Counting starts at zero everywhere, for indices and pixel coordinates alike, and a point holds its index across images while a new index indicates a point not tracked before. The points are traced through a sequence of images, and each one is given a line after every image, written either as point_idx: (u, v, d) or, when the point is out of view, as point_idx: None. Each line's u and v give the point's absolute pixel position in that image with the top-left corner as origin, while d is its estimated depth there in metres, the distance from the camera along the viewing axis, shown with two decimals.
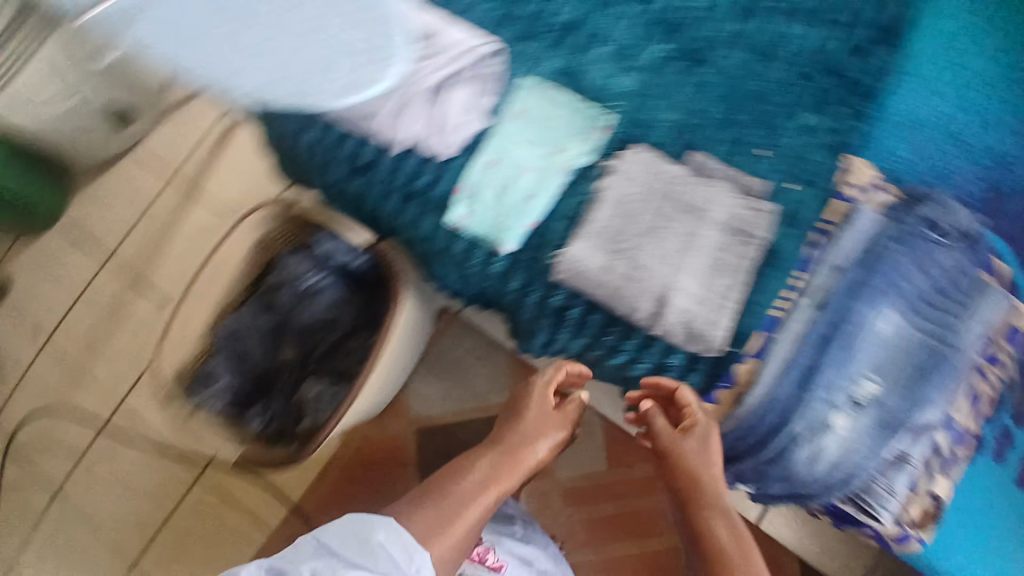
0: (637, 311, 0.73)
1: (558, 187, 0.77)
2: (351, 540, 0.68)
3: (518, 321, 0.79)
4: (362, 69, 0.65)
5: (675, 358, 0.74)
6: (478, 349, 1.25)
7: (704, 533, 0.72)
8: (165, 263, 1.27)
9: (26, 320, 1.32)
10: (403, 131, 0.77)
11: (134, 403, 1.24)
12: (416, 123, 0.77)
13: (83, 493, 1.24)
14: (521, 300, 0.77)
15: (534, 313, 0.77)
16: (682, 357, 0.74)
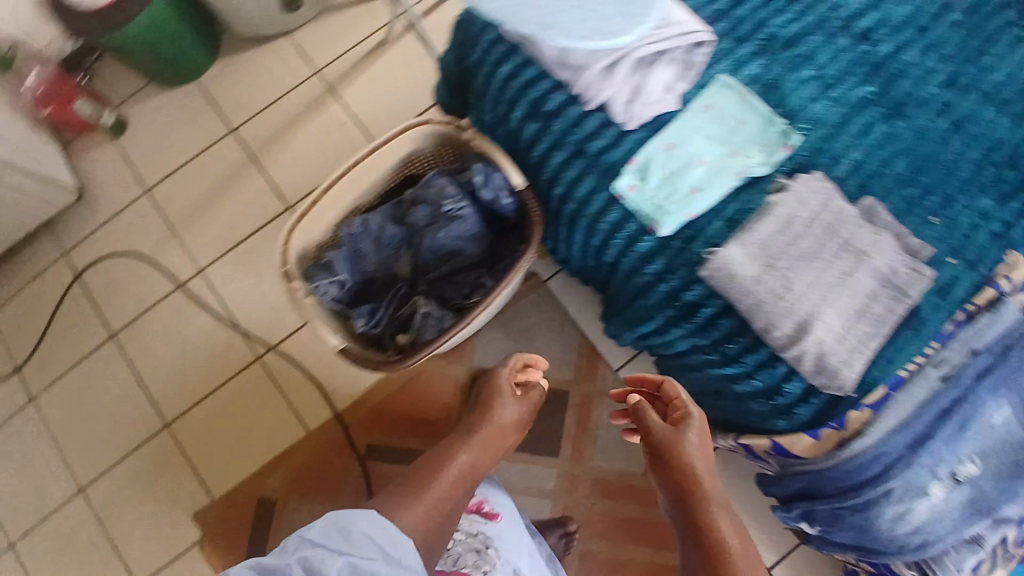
0: (777, 329, 0.72)
1: (728, 188, 0.77)
2: (337, 532, 0.66)
3: (643, 304, 0.81)
4: (616, 20, 0.75)
5: (792, 385, 0.73)
6: (551, 323, 1.25)
7: (703, 524, 0.71)
8: (286, 147, 1.30)
9: (134, 158, 1.33)
10: (602, 86, 0.75)
11: (219, 270, 1.27)
12: (616, 83, 0.75)
13: (142, 339, 1.26)
14: (657, 286, 0.78)
15: (666, 301, 0.78)
16: (798, 386, 0.73)
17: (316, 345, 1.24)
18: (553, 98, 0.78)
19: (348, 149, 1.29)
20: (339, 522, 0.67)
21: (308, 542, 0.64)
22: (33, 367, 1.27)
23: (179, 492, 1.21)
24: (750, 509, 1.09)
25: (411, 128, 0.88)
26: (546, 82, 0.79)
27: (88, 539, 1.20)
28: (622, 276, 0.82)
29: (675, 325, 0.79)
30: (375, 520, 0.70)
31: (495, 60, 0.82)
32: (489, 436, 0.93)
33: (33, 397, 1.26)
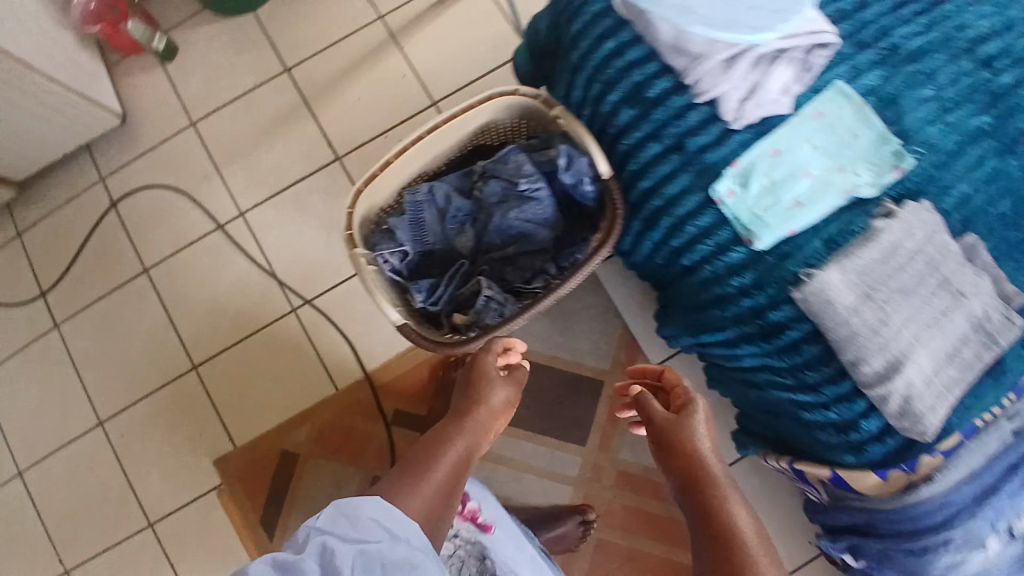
0: (865, 364, 0.70)
1: (832, 206, 0.72)
2: (348, 523, 0.56)
3: (720, 315, 0.78)
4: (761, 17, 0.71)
5: (870, 422, 0.73)
6: (595, 309, 1.22)
7: (717, 510, 0.73)
8: (341, 95, 1.25)
9: (180, 89, 1.28)
10: (719, 80, 0.70)
11: (259, 217, 1.24)
12: (735, 78, 0.70)
13: (176, 278, 1.23)
14: (739, 299, 0.75)
15: (747, 316, 0.75)
16: (875, 423, 0.72)
17: (353, 304, 1.21)
18: (659, 84, 0.73)
19: (404, 104, 1.23)
20: (349, 509, 0.58)
21: (318, 532, 0.55)
22: (58, 293, 1.24)
23: (202, 436, 1.21)
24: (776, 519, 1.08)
25: (496, 96, 0.82)
26: (653, 65, 0.73)
27: (107, 473, 1.20)
28: (702, 281, 0.78)
29: (749, 341, 0.77)
30: (388, 510, 0.59)
31: (597, 36, 0.76)
32: (473, 427, 0.74)
33: (58, 324, 1.23)
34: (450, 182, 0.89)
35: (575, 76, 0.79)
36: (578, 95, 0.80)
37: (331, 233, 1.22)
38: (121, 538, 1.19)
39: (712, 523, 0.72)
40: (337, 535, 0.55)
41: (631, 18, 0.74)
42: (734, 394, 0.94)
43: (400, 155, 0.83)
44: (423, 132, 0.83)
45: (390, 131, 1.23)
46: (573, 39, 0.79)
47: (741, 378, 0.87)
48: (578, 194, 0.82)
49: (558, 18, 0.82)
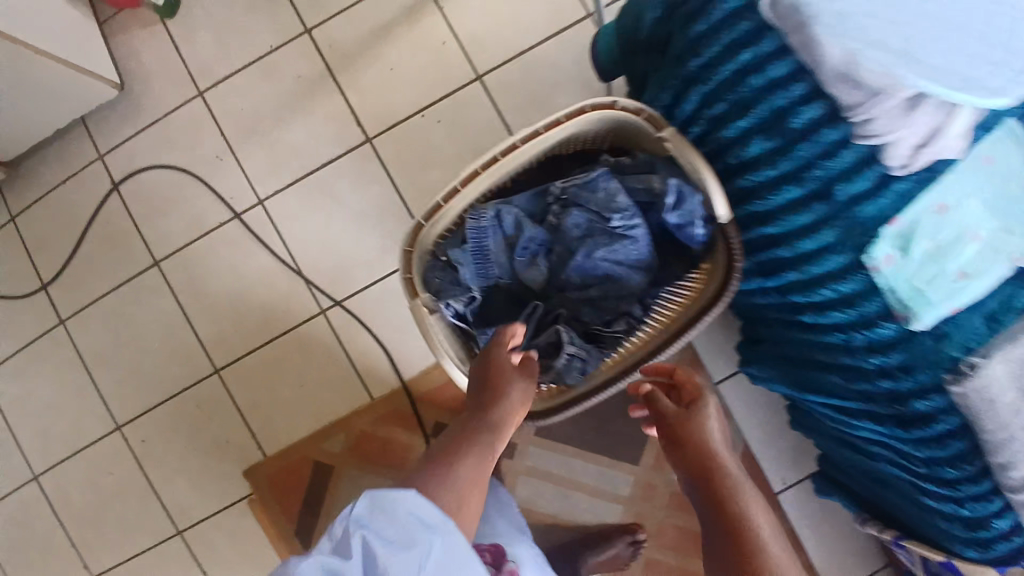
0: (1017, 468, 0.63)
1: (998, 279, 0.61)
2: (393, 526, 0.50)
3: (843, 385, 0.69)
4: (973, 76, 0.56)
5: (1002, 521, 0.65)
6: None
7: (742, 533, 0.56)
8: (370, 65, 1.07)
9: (184, 52, 1.11)
10: (897, 123, 0.55)
11: (280, 205, 1.09)
12: (917, 122, 0.56)
13: (189, 271, 1.10)
14: (875, 378, 0.65)
15: (880, 399, 0.66)
16: (1007, 522, 0.65)
17: (388, 307, 1.09)
18: (804, 112, 0.58)
19: (445, 78, 1.06)
20: (394, 505, 0.51)
21: (359, 526, 0.50)
22: (62, 286, 1.12)
23: (228, 443, 1.13)
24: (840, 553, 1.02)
25: (589, 109, 0.66)
26: (801, 87, 0.58)
27: (129, 478, 1.13)
28: (820, 345, 0.68)
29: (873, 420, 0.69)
30: (431, 512, 0.52)
31: (727, 43, 0.60)
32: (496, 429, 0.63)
33: (64, 319, 1.12)
34: (522, 206, 0.75)
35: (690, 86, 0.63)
36: (686, 113, 0.65)
37: (362, 227, 1.08)
38: (149, 543, 1.13)
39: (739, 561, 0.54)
40: (383, 538, 0.50)
41: (781, 25, 0.58)
42: (829, 442, 0.86)
43: (469, 182, 0.69)
44: (496, 154, 0.68)
45: (428, 110, 1.07)
46: (690, 43, 0.62)
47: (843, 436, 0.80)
48: (683, 236, 0.68)
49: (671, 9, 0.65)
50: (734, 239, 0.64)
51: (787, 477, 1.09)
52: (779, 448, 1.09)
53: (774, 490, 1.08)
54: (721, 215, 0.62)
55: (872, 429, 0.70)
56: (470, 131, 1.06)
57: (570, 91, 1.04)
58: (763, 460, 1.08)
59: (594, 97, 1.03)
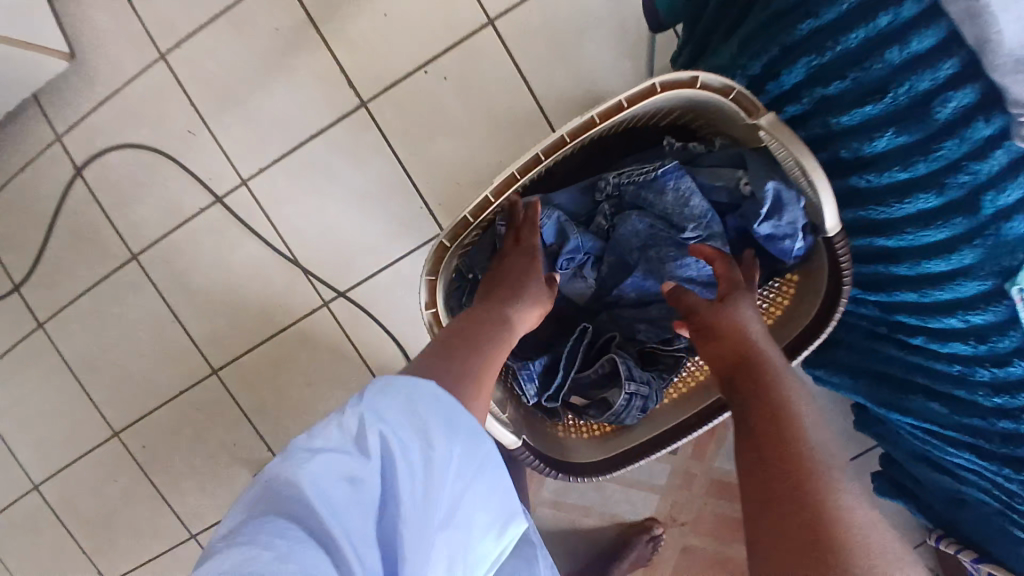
0: None
1: None
2: (410, 417, 0.42)
3: (944, 414, 0.60)
4: None
5: None
6: None
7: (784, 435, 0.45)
8: (357, 13, 0.89)
9: (138, 6, 0.93)
10: None
11: (266, 184, 0.94)
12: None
13: (171, 265, 0.97)
14: (994, 418, 0.56)
15: (993, 437, 0.57)
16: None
17: (399, 295, 0.96)
18: (953, 100, 0.43)
19: (449, 24, 0.88)
20: (410, 392, 0.43)
21: (375, 419, 0.41)
22: (35, 286, 1.02)
23: (235, 445, 1.03)
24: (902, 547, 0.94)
25: (659, 88, 0.51)
26: (952, 64, 0.42)
27: (133, 485, 1.05)
28: (928, 368, 0.60)
29: (976, 453, 0.59)
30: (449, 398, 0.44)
31: (854, 3, 0.45)
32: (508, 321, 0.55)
33: (42, 322, 1.02)
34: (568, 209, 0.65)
35: (797, 48, 0.49)
36: (784, 86, 0.52)
37: (362, 207, 0.94)
38: (163, 549, 1.07)
39: (778, 448, 0.45)
40: (398, 431, 0.41)
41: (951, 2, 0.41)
42: (905, 456, 0.78)
43: (503, 190, 0.57)
44: (538, 154, 0.54)
45: (431, 65, 0.89)
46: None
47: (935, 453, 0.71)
48: (775, 249, 0.56)
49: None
50: (841, 249, 0.52)
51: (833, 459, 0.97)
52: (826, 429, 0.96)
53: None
54: (829, 228, 0.51)
55: (973, 461, 0.61)
56: (483, 89, 0.89)
57: (601, 35, 0.86)
58: None
59: (632, 44, 0.85)
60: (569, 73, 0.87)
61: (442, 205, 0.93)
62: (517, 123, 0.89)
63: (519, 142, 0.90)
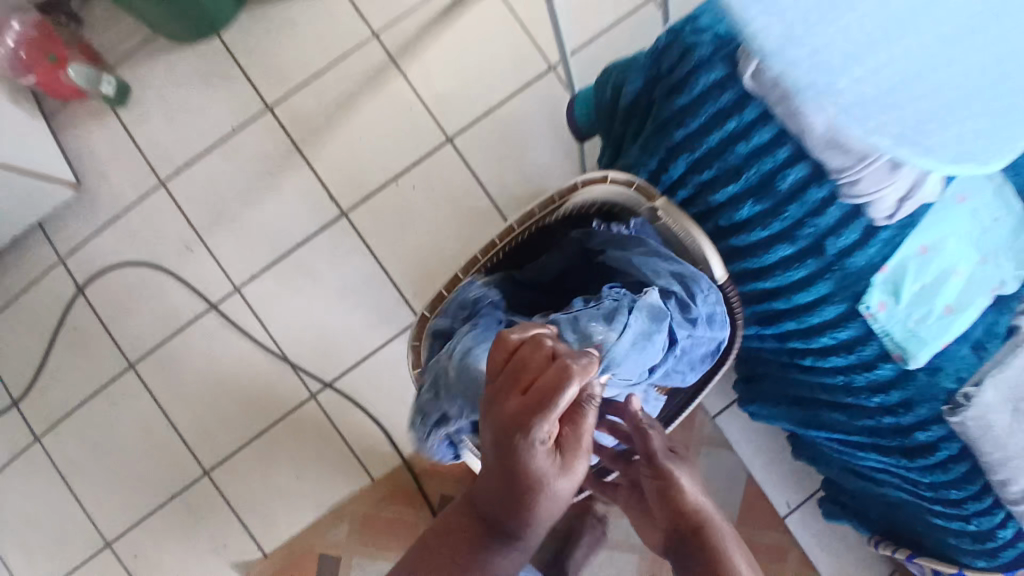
0: (1013, 483, 0.65)
1: (984, 307, 0.63)
2: None
3: (848, 423, 0.70)
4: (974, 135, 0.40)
5: (1009, 531, 0.67)
6: None
7: None
8: (337, 137, 1.05)
9: (142, 141, 1.06)
10: (883, 181, 0.55)
11: (257, 289, 1.05)
12: (902, 178, 0.55)
13: (167, 370, 1.05)
14: (881, 415, 0.67)
15: (887, 433, 0.68)
16: (1012, 531, 0.67)
17: (380, 382, 1.05)
18: (790, 174, 0.58)
19: (415, 141, 1.03)
20: None
21: None
22: (33, 401, 1.06)
23: (225, 545, 1.06)
24: (847, 561, 1.05)
25: (581, 184, 0.65)
26: (784, 150, 0.58)
27: None
28: (821, 385, 0.69)
29: (879, 451, 0.70)
30: None
31: (710, 114, 0.59)
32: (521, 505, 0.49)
33: (39, 435, 1.06)
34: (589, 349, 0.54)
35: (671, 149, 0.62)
36: (673, 177, 0.64)
37: (344, 305, 1.05)
38: None
39: None
40: None
41: (762, 92, 0.57)
42: (837, 472, 0.84)
43: (469, 269, 0.69)
44: (495, 238, 0.67)
45: (401, 177, 1.04)
46: (673, 113, 0.61)
47: (850, 461, 0.77)
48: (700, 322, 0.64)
49: (633, 78, 0.66)
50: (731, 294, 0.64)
51: (791, 500, 1.07)
52: (781, 472, 1.07)
53: (778, 514, 1.06)
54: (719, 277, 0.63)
55: (878, 459, 0.71)
56: (447, 193, 1.03)
57: (541, 141, 1.02)
58: (767, 484, 1.07)
59: (570, 147, 1.01)
60: (517, 174, 1.02)
61: (417, 294, 1.04)
62: (478, 219, 1.03)
63: (480, 234, 1.03)
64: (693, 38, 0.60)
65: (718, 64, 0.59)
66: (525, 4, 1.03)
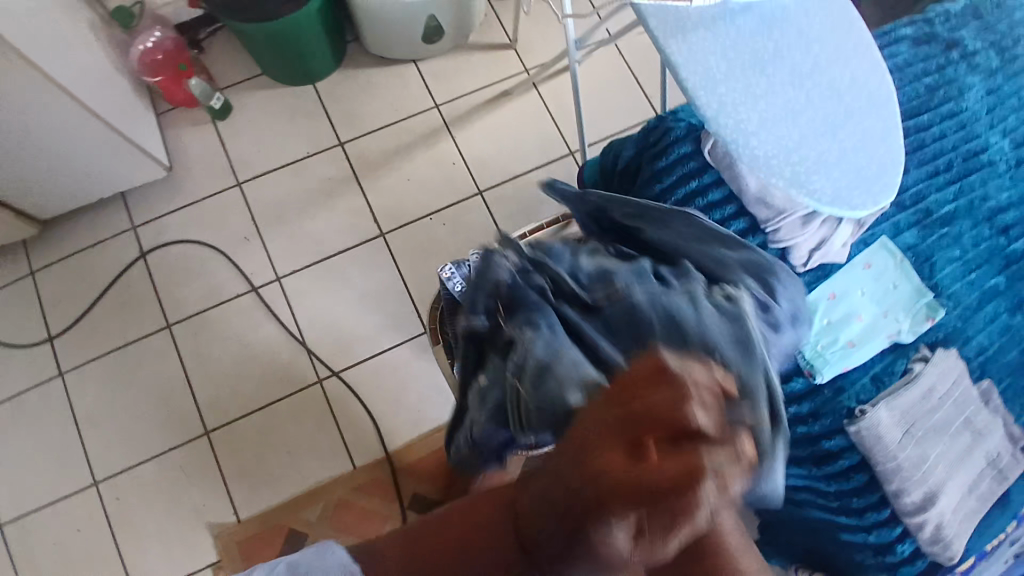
0: (905, 495, 0.82)
1: (880, 348, 0.88)
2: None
3: None
4: (833, 197, 0.73)
5: (905, 545, 0.83)
6: None
7: None
8: (390, 174, 1.29)
9: (228, 146, 1.28)
10: (795, 233, 0.84)
11: (295, 282, 1.23)
12: (809, 234, 0.84)
13: (198, 336, 1.20)
14: (795, 424, 0.87)
15: (801, 442, 0.87)
16: (909, 545, 0.82)
17: (382, 379, 1.20)
18: (734, 225, 0.85)
19: (453, 189, 1.28)
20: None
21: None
22: (68, 342, 1.20)
23: (204, 506, 1.14)
24: None
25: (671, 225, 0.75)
26: (728, 209, 0.85)
27: (97, 540, 1.13)
28: None
29: (797, 464, 0.88)
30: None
31: (679, 175, 0.86)
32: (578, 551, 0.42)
33: (63, 371, 1.19)
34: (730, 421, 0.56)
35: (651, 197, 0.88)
36: None
37: (365, 307, 1.23)
38: None
39: None
40: None
41: (717, 165, 0.85)
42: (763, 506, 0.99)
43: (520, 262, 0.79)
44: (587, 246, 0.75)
45: (436, 214, 1.27)
46: (654, 173, 0.88)
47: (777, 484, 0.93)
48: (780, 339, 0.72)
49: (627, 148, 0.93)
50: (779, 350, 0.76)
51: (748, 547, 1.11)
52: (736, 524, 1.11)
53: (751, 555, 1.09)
54: None
55: (797, 473, 0.88)
56: (470, 232, 1.26)
57: (553, 207, 1.27)
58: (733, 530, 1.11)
59: None
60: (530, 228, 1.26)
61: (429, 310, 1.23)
62: None
63: None
64: (672, 125, 0.89)
65: (687, 142, 0.87)
66: (557, 105, 1.33)
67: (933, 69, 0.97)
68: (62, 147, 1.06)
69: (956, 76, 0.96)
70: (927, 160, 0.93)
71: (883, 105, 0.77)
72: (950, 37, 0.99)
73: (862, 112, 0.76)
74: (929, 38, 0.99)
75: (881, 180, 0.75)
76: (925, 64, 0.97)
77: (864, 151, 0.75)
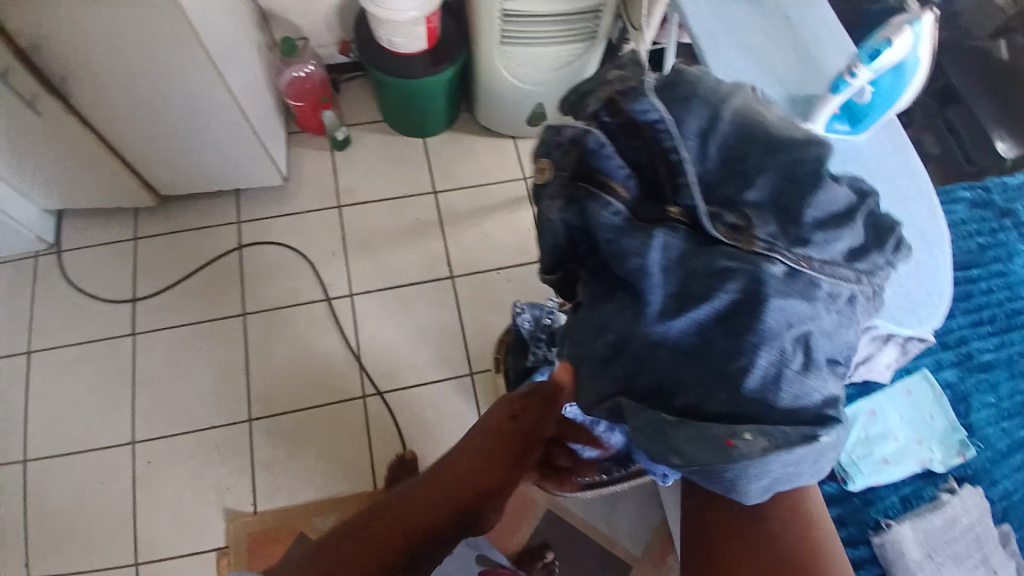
0: None
1: (910, 470, 0.95)
2: None
3: None
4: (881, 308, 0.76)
5: None
6: (637, 509, 1.19)
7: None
8: (472, 228, 1.42)
9: (337, 174, 1.44)
10: None
11: (364, 302, 1.33)
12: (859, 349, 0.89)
13: (265, 330, 1.29)
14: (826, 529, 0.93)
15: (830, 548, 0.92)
16: None
17: (421, 408, 1.25)
18: None
19: (525, 253, 1.40)
20: None
21: None
22: (148, 308, 1.31)
23: (227, 489, 1.18)
24: None
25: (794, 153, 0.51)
26: None
27: (118, 497, 1.18)
28: None
29: None
30: None
31: None
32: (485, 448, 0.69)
33: (135, 332, 1.29)
34: (739, 429, 0.48)
35: None
36: None
37: (422, 339, 1.31)
38: (102, 567, 1.14)
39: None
40: None
41: None
42: None
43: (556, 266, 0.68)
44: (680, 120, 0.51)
45: (504, 272, 1.38)
46: None
47: None
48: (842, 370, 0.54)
49: None
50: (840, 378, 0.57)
51: None
52: None
53: None
54: None
55: None
56: (532, 295, 1.36)
57: None
58: None
59: None
60: None
61: (480, 356, 1.30)
62: None
63: None
64: None
65: None
66: None
67: (984, 231, 1.12)
68: (208, 139, 1.22)
69: (1006, 242, 1.11)
70: (970, 307, 1.07)
71: (937, 244, 0.82)
72: (1005, 206, 1.13)
73: (915, 244, 0.81)
74: (985, 205, 1.13)
75: (929, 307, 0.78)
76: (978, 227, 1.12)
77: (915, 278, 0.79)
